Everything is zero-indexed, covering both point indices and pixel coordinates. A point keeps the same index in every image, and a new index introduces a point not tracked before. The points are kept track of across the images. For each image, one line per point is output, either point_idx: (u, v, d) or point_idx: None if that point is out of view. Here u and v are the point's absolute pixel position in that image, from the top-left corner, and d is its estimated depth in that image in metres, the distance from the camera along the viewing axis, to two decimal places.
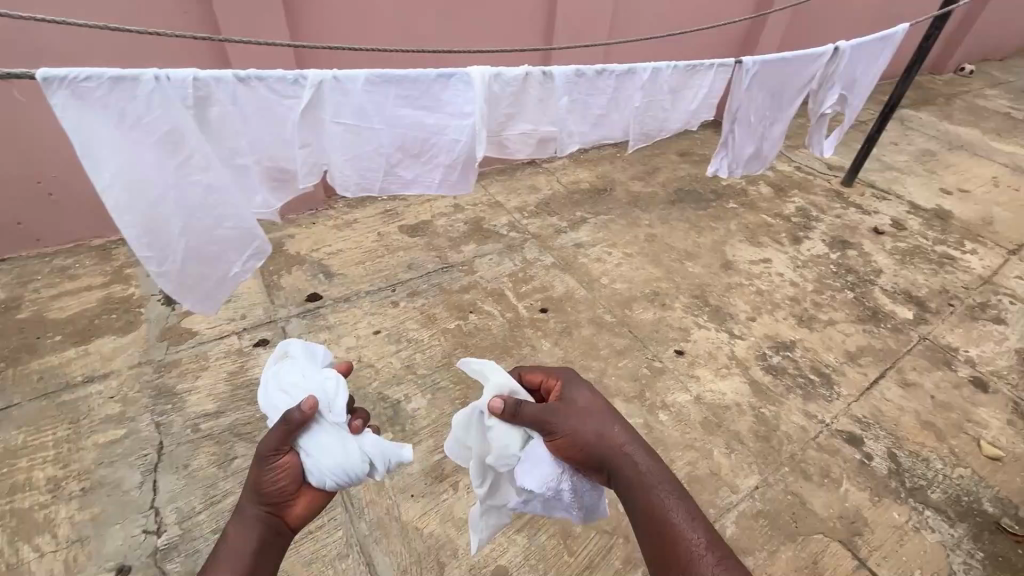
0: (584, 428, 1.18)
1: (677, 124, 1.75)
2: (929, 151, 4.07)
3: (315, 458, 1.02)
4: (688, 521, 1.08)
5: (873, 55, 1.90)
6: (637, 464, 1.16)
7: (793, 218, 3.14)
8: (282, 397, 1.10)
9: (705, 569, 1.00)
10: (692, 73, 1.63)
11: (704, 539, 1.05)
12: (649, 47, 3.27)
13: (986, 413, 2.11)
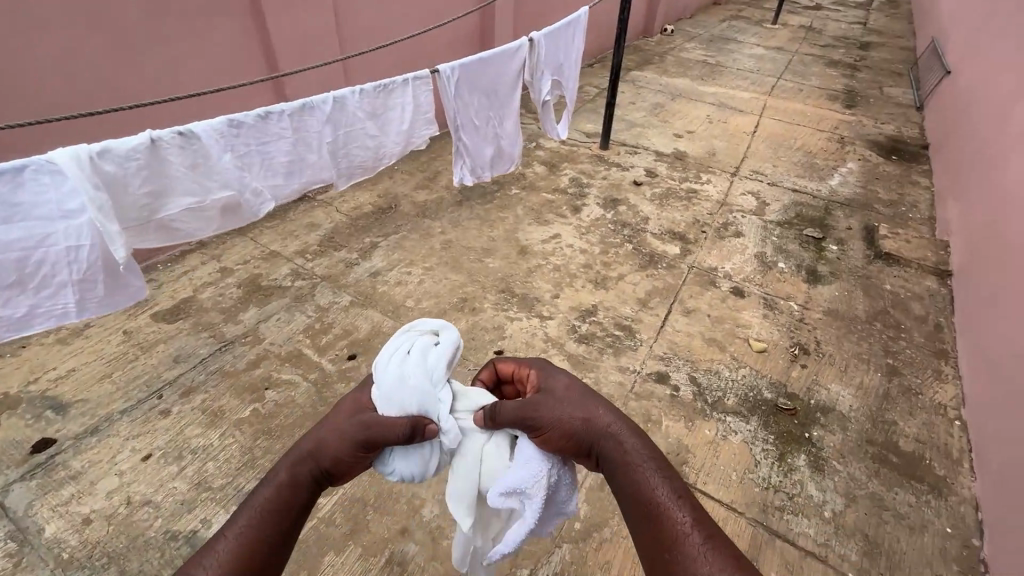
0: (559, 414, 1.11)
1: (388, 146, 1.99)
2: (658, 104, 4.74)
3: (395, 463, 1.13)
4: (672, 501, 1.01)
5: (568, 37, 2.05)
6: (623, 445, 1.08)
7: (568, 190, 3.39)
8: (403, 391, 1.12)
9: (691, 549, 0.94)
10: (379, 97, 1.87)
11: (689, 518, 0.99)
12: (390, 57, 3.21)
13: (748, 315, 2.51)
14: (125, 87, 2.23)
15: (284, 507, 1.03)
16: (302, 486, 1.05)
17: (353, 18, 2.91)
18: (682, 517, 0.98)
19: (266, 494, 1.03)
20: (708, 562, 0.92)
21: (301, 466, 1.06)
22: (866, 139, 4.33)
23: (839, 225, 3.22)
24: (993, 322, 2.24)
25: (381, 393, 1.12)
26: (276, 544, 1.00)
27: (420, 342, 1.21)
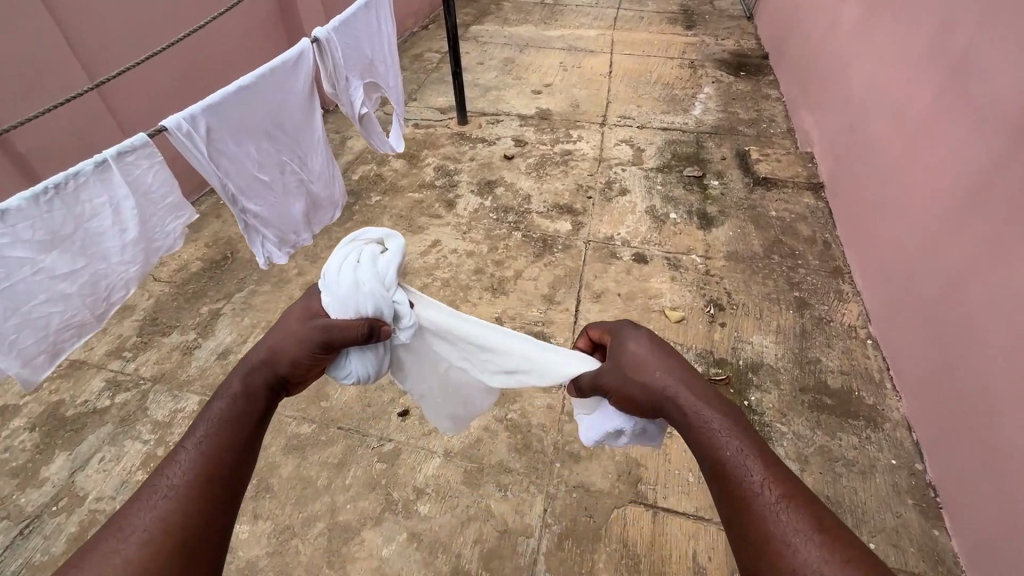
0: (628, 373, 1.15)
1: (115, 268, 1.30)
2: (508, 59, 4.36)
3: (353, 362, 1.32)
4: (741, 455, 0.97)
5: (374, 19, 1.56)
6: (682, 402, 1.08)
7: (436, 183, 2.98)
8: (349, 293, 1.24)
9: (762, 508, 0.92)
10: (52, 209, 1.11)
11: (762, 476, 0.95)
12: (168, 66, 2.52)
13: (657, 283, 2.35)
14: None
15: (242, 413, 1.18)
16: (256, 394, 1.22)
17: (97, 27, 2.17)
18: (755, 473, 0.96)
19: (222, 407, 1.18)
20: (779, 518, 0.90)
21: (256, 373, 1.24)
22: (713, 59, 4.34)
23: (714, 157, 3.17)
24: (873, 230, 2.29)
25: (332, 299, 1.25)
26: (241, 444, 1.15)
27: (366, 251, 1.32)
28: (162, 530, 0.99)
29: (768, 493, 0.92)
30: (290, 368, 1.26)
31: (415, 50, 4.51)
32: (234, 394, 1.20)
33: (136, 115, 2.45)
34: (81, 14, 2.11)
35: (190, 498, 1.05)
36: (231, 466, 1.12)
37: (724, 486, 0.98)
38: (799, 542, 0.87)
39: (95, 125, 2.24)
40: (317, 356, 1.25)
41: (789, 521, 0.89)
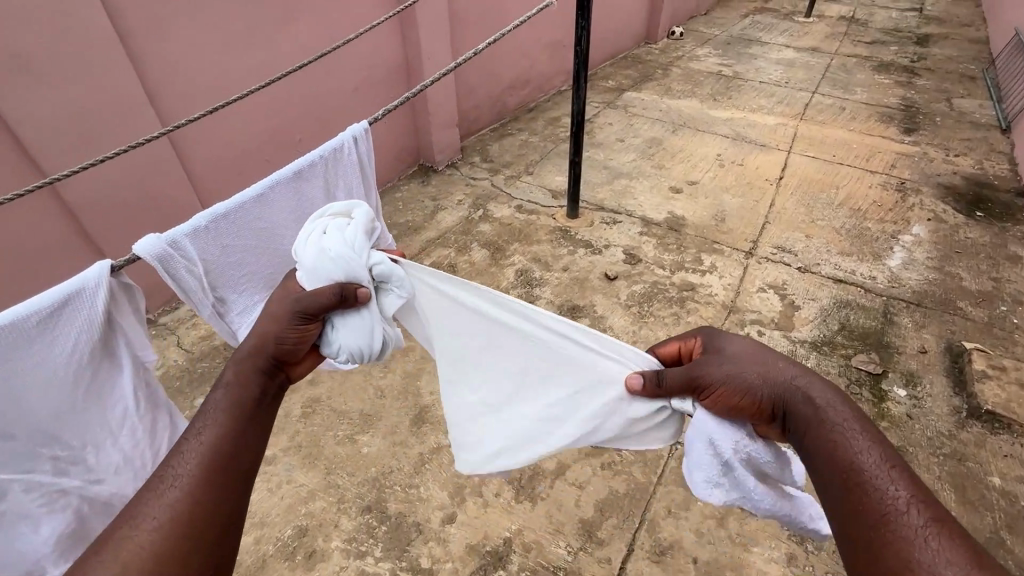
0: (745, 368, 1.00)
1: None
2: (655, 140, 3.68)
3: (339, 333, 1.15)
4: (881, 467, 0.84)
5: (311, 188, 1.25)
6: (814, 398, 0.95)
7: (511, 293, 2.44)
8: (318, 258, 1.10)
9: (909, 531, 0.77)
10: None
11: (906, 492, 0.80)
12: (254, 120, 2.40)
13: (760, 559, 1.51)
14: None
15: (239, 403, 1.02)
16: (256, 382, 1.06)
17: (182, 77, 2.09)
18: (899, 488, 0.81)
19: (220, 398, 1.02)
20: (931, 548, 0.74)
21: (252, 356, 1.08)
22: (936, 184, 3.20)
23: (907, 345, 2.16)
24: None
25: (304, 271, 1.12)
26: (246, 433, 1.01)
27: (332, 223, 1.16)
28: (171, 531, 0.86)
29: (915, 515, 0.78)
30: (278, 345, 1.10)
31: (553, 112, 4.06)
32: (229, 384, 1.04)
33: (211, 163, 2.32)
34: (166, 64, 2.02)
35: (199, 485, 0.91)
36: (240, 459, 0.98)
37: (854, 506, 0.83)
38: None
39: (160, 174, 2.11)
40: (293, 330, 1.10)
41: (938, 550, 0.74)
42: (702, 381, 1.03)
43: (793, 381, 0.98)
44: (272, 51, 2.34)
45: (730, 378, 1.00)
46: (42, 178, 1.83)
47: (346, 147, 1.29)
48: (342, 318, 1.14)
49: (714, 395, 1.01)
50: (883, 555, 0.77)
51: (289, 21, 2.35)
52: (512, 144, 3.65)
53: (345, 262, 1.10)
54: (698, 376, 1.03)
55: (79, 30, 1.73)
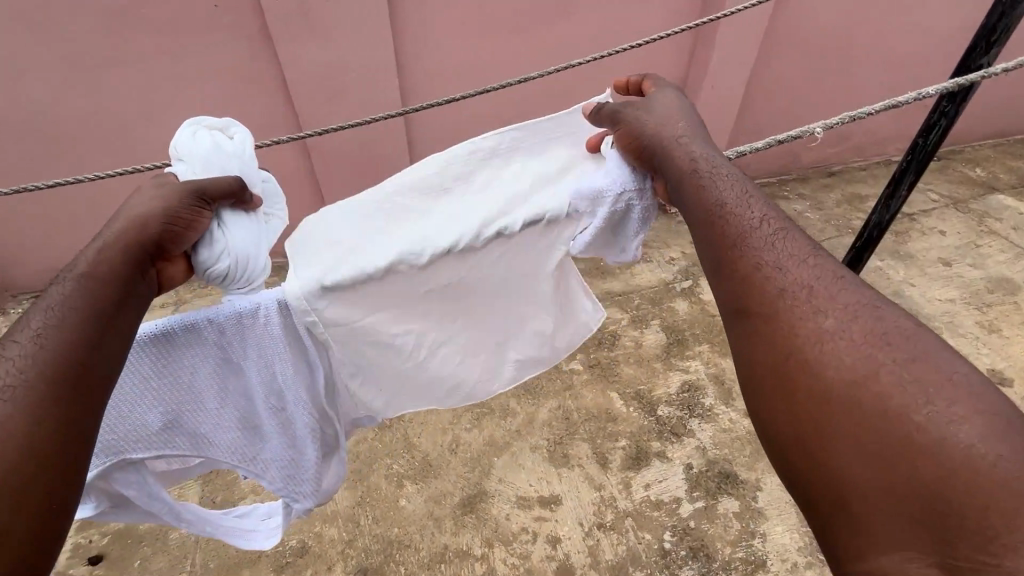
0: (727, 191, 0.77)
1: None
2: (1004, 285, 2.42)
3: (224, 237, 0.76)
4: (740, 197, 0.76)
5: (186, 356, 0.78)
6: (684, 144, 0.85)
7: (662, 409, 1.89)
8: (218, 163, 0.79)
9: (760, 253, 0.70)
10: None
11: (761, 213, 0.74)
12: (489, 110, 2.28)
13: None
14: (88, 130, 1.89)
15: (107, 302, 0.63)
16: (137, 276, 0.67)
17: (435, 52, 2.06)
18: (753, 211, 0.74)
19: (64, 294, 0.62)
20: (783, 275, 0.67)
21: (129, 241, 0.68)
22: None
23: None
24: None
25: (190, 161, 0.78)
26: (119, 348, 0.63)
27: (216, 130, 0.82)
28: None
29: (766, 228, 0.71)
30: (166, 229, 0.70)
31: (861, 188, 3.02)
32: (84, 275, 0.64)
33: (436, 144, 2.31)
34: (425, 38, 2.01)
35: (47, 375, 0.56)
36: (105, 384, 0.60)
37: (720, 261, 0.72)
38: (791, 270, 0.67)
39: (385, 144, 2.18)
40: (191, 209, 0.72)
41: (785, 250, 0.69)
42: (722, 252, 0.72)
43: (801, 277, 0.66)
44: (531, 43, 2.14)
45: (751, 247, 0.70)
46: (298, 130, 2.08)
47: (260, 315, 0.78)
48: (234, 217, 0.78)
49: (733, 289, 0.69)
50: (745, 291, 0.68)
51: (561, 16, 2.11)
52: None
53: (249, 161, 0.81)
54: (719, 238, 0.73)
55: None
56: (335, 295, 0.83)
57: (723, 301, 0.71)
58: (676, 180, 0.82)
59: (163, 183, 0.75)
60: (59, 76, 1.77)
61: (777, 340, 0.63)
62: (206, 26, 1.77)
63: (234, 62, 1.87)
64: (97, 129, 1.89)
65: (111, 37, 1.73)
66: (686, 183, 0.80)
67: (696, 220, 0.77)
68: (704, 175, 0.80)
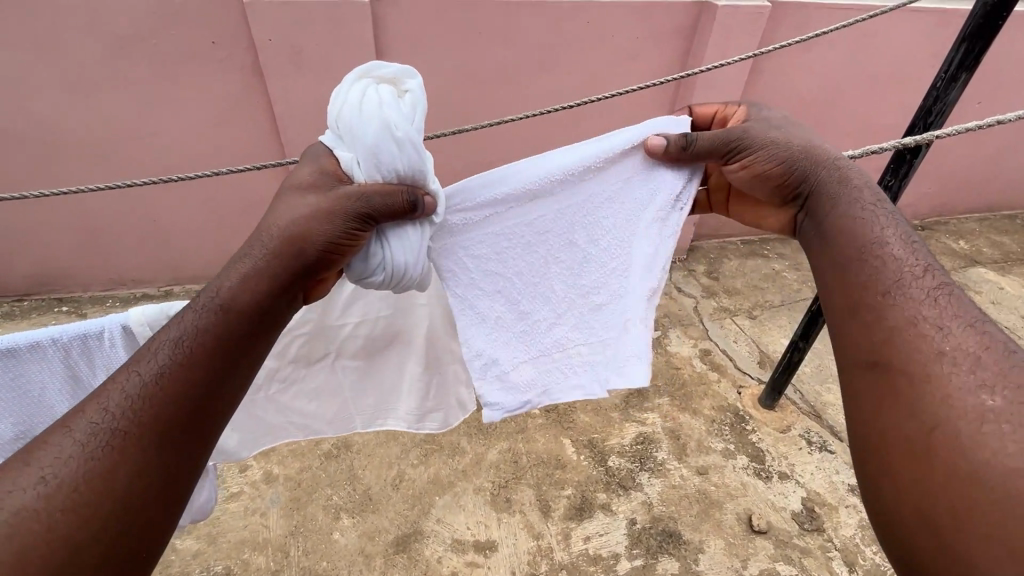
0: (880, 229, 0.82)
1: None
2: None
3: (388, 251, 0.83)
4: (892, 237, 0.80)
5: (34, 372, 0.81)
6: (846, 180, 0.90)
7: (614, 460, 1.86)
8: (388, 146, 0.78)
9: (919, 298, 0.73)
10: None
11: (920, 260, 0.77)
12: (473, 153, 2.36)
13: None
14: (84, 147, 2.00)
15: (224, 336, 0.74)
16: (256, 309, 0.77)
17: None
18: (908, 257, 0.78)
19: (194, 325, 0.74)
20: (944, 321, 0.70)
21: (275, 267, 0.79)
22: None
23: None
24: None
25: (353, 151, 0.79)
26: (223, 381, 0.74)
27: (384, 88, 0.78)
28: (94, 503, 0.63)
29: (931, 278, 0.75)
30: (324, 254, 0.80)
31: None
32: (219, 307, 0.75)
33: None
34: None
35: (180, 388, 0.71)
36: (205, 414, 0.73)
37: (867, 311, 0.76)
38: (953, 323, 0.69)
39: None
40: (349, 233, 0.80)
41: (945, 303, 0.72)
42: (872, 293, 0.76)
43: (961, 341, 0.68)
44: (515, 92, 2.25)
45: (908, 295, 0.73)
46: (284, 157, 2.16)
47: (108, 336, 0.81)
48: (396, 231, 0.83)
49: (865, 330, 0.75)
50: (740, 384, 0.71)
51: (545, 69, 2.21)
52: (756, 268, 2.87)
53: (417, 145, 0.79)
54: (871, 280, 0.78)
55: (346, 40, 1.90)
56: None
57: (858, 352, 0.75)
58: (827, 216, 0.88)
59: (337, 183, 0.81)
60: (60, 96, 1.87)
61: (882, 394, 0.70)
62: (203, 58, 1.89)
63: (227, 91, 1.97)
64: (92, 145, 1.99)
65: (111, 64, 1.84)
66: (841, 216, 0.86)
67: (835, 259, 0.84)
68: (868, 210, 0.85)
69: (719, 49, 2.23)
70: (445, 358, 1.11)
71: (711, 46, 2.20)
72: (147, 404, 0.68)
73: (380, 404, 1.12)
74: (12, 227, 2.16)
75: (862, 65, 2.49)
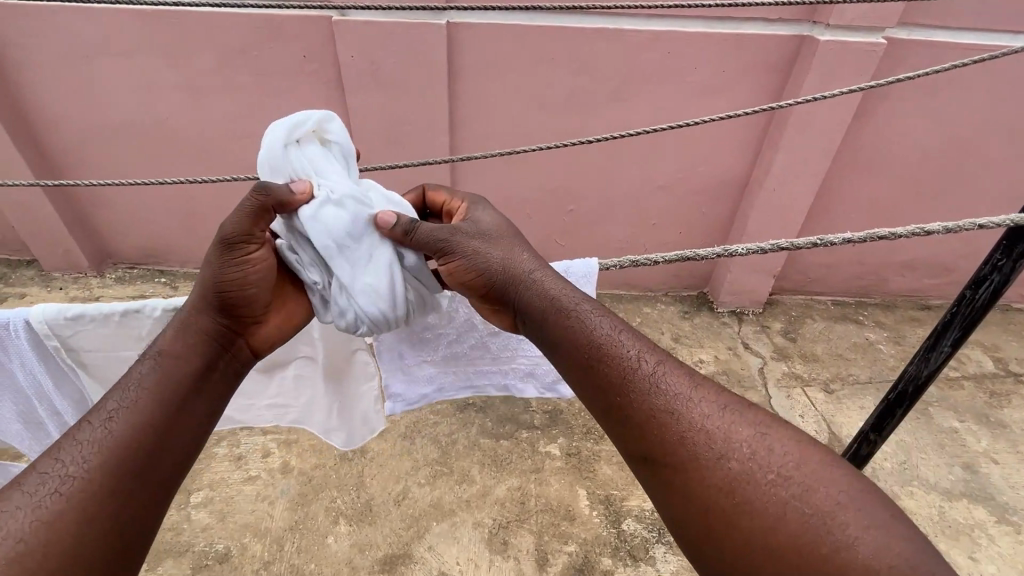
0: (601, 328, 0.81)
1: None
2: None
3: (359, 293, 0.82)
4: (612, 335, 0.81)
5: None
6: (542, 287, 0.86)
7: (630, 525, 1.70)
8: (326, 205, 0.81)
9: (637, 387, 0.75)
10: None
11: (639, 348, 0.80)
12: (535, 177, 2.32)
13: None
14: (191, 143, 2.26)
15: (176, 382, 0.79)
16: (197, 358, 0.82)
17: (489, 116, 2.18)
18: (629, 348, 0.79)
19: (141, 371, 0.79)
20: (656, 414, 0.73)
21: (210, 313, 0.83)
22: None
23: None
24: None
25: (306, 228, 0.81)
26: (178, 417, 0.78)
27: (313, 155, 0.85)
28: (51, 540, 0.65)
29: (647, 365, 0.77)
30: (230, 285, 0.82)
31: None
32: (159, 356, 0.80)
33: None
34: (481, 103, 2.14)
35: (133, 437, 0.73)
36: (163, 450, 0.75)
37: (619, 416, 0.76)
38: (671, 408, 0.73)
39: None
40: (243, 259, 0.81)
41: (666, 385, 0.75)
42: (613, 395, 0.77)
43: (691, 423, 0.72)
44: (584, 120, 2.18)
45: (639, 391, 0.75)
46: None
47: (10, 331, 0.86)
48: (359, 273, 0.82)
49: (633, 436, 0.74)
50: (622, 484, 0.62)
51: (618, 99, 2.13)
52: (844, 336, 2.51)
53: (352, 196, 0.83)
54: (608, 376, 0.78)
55: (419, 59, 1.96)
56: (79, 328, 0.89)
57: (630, 453, 0.75)
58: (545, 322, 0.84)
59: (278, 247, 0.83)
60: (175, 98, 2.13)
61: (696, 500, 0.67)
62: (293, 70, 2.05)
63: (311, 101, 2.13)
64: (197, 141, 2.25)
65: (218, 72, 2.06)
66: (554, 323, 0.83)
67: (581, 364, 0.80)
68: (572, 311, 0.84)
69: (816, 90, 2.00)
70: (359, 377, 1.06)
71: (806, 85, 1.98)
72: (104, 445, 0.72)
73: (296, 406, 1.09)
74: (130, 206, 2.49)
75: (1004, 117, 2.11)
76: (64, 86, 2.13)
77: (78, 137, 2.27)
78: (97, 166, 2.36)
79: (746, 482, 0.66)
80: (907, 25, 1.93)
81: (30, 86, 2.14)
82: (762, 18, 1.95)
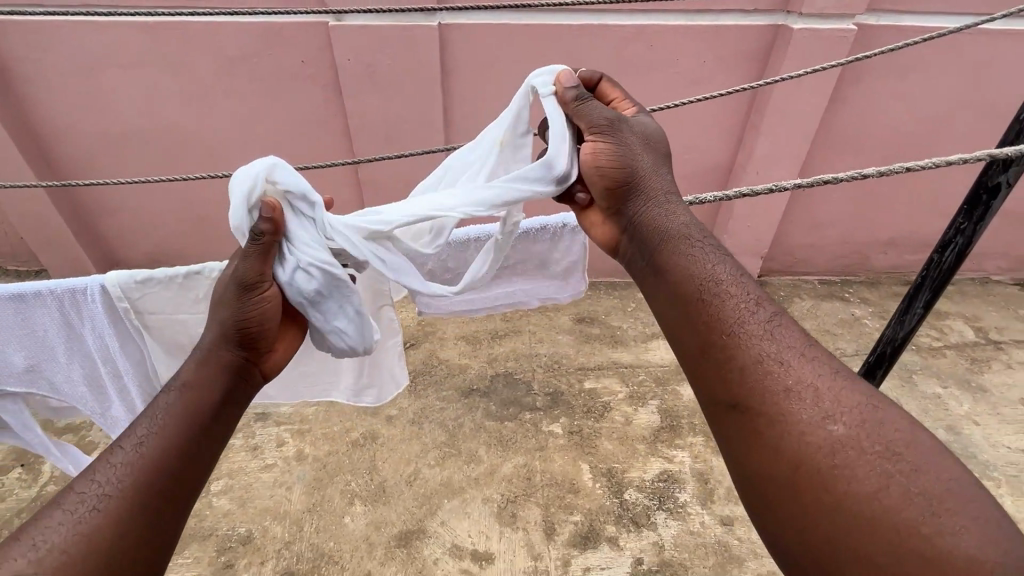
0: (710, 271, 0.82)
1: None
2: None
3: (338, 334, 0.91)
4: (725, 280, 0.81)
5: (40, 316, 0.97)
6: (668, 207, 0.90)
7: (632, 494, 1.79)
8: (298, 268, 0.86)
9: (750, 330, 0.75)
10: None
11: (751, 293, 0.79)
12: None
13: None
14: (195, 149, 2.34)
15: (200, 408, 0.83)
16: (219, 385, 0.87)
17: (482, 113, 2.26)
18: (744, 294, 0.79)
19: (167, 399, 0.83)
20: (776, 365, 0.71)
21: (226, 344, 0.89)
22: None
23: None
24: None
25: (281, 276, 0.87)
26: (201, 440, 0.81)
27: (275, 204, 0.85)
28: (93, 551, 0.67)
29: (761, 313, 0.76)
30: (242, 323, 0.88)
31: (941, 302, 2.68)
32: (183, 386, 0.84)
33: None
34: (474, 100, 2.23)
35: (162, 457, 0.77)
36: (189, 470, 0.79)
37: (724, 360, 0.74)
38: (793, 361, 0.71)
39: None
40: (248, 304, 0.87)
41: (781, 337, 0.74)
42: (717, 337, 0.76)
43: (803, 376, 0.70)
44: None
45: (748, 333, 0.74)
46: (352, 157, 2.34)
47: (88, 294, 0.96)
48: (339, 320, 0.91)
49: (730, 381, 0.73)
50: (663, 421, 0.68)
51: None
52: (832, 312, 2.61)
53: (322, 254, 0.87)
54: (714, 319, 0.77)
55: (414, 60, 2.05)
56: (147, 290, 0.98)
57: (723, 397, 0.73)
58: (662, 245, 0.87)
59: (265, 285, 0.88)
60: (179, 106, 2.21)
61: (787, 459, 0.66)
62: (292, 75, 2.13)
63: (310, 104, 2.21)
64: (201, 147, 2.33)
65: (219, 79, 2.14)
66: (673, 246, 0.86)
67: (679, 303, 0.82)
68: (690, 240, 0.87)
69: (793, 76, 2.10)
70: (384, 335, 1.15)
71: (784, 72, 2.08)
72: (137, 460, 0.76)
73: (319, 376, 1.18)
74: (136, 213, 2.56)
75: (973, 95, 2.21)
76: (71, 99, 2.20)
77: (85, 148, 2.34)
78: (104, 176, 2.43)
79: (850, 450, 0.63)
80: (876, 11, 2.03)
81: (36, 99, 2.21)
82: (739, 9, 2.04)
